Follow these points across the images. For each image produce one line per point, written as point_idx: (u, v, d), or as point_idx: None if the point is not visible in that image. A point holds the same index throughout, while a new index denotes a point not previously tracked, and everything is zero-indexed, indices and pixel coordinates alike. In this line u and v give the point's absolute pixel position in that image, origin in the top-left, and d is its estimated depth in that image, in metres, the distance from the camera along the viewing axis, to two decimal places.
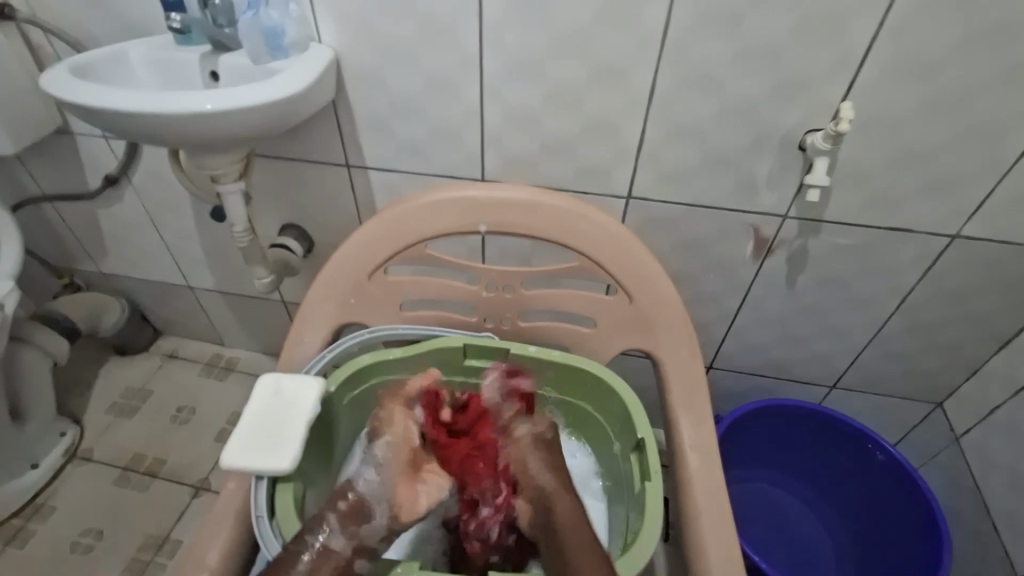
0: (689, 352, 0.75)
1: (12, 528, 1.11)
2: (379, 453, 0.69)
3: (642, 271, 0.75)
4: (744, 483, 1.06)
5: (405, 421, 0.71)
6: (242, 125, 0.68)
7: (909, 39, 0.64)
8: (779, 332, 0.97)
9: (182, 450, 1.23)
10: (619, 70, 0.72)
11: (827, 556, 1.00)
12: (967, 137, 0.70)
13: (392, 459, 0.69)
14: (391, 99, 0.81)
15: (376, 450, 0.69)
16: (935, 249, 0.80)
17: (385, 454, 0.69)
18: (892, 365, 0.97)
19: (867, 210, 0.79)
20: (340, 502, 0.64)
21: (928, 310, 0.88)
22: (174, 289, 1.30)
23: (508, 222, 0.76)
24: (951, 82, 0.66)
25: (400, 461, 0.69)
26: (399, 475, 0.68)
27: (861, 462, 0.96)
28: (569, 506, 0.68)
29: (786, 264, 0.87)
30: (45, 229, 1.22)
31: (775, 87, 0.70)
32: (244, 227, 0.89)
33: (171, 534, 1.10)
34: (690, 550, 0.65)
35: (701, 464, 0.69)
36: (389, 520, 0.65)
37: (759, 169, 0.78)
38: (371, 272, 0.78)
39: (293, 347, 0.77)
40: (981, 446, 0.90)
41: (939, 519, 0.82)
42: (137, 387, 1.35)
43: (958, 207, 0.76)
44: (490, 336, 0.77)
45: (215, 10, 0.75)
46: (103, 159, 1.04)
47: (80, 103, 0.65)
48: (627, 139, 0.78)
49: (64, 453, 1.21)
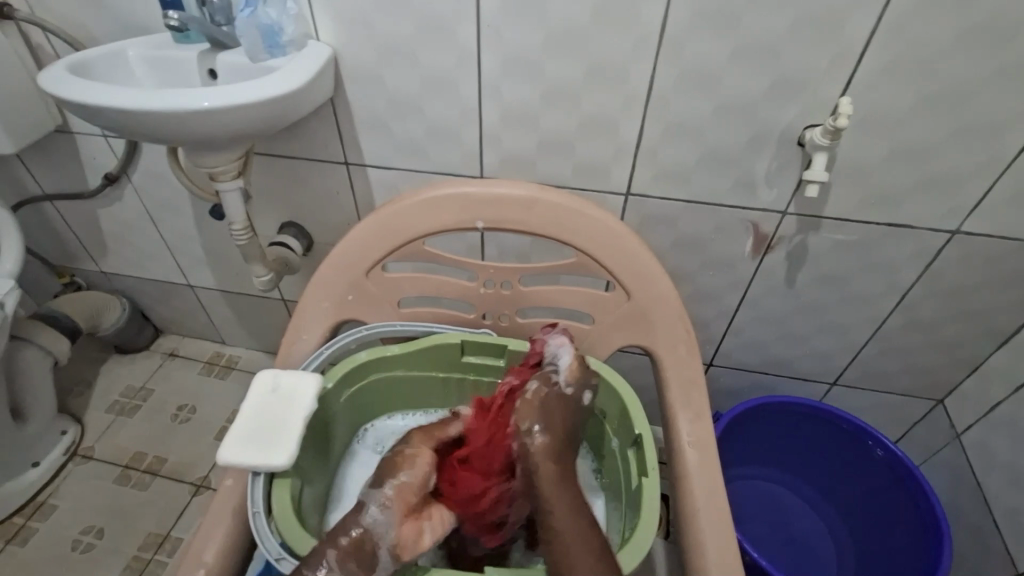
0: (688, 349, 0.74)
1: (13, 526, 1.11)
2: (387, 493, 0.64)
3: (640, 267, 0.75)
4: (743, 481, 1.06)
5: (421, 459, 0.69)
6: (240, 123, 0.68)
7: (907, 36, 0.63)
8: (779, 330, 0.97)
9: (183, 449, 1.23)
10: (617, 67, 0.72)
11: (827, 554, 0.99)
12: (967, 133, 0.69)
13: (398, 496, 0.64)
14: (389, 97, 0.81)
15: (383, 489, 0.64)
16: (934, 246, 0.80)
17: (393, 492, 0.64)
18: (893, 362, 0.96)
19: (866, 207, 0.78)
20: (342, 537, 0.59)
21: (927, 307, 0.87)
22: (175, 288, 1.30)
23: (506, 219, 0.76)
24: (949, 77, 0.65)
25: (407, 498, 0.65)
26: (404, 511, 0.64)
27: (860, 459, 0.96)
28: (565, 497, 0.62)
29: (785, 261, 0.87)
30: (45, 228, 1.22)
31: (773, 84, 0.70)
32: (243, 224, 0.89)
33: (171, 533, 1.10)
34: (687, 544, 0.65)
35: (699, 461, 0.68)
36: (391, 561, 0.60)
37: (757, 166, 0.78)
38: (368, 270, 0.78)
39: (290, 344, 0.77)
40: (982, 443, 0.90)
41: (940, 516, 0.82)
42: (137, 386, 1.35)
43: (958, 204, 0.75)
44: (488, 333, 0.77)
45: (212, 8, 0.76)
46: (102, 158, 1.04)
47: (79, 102, 0.65)
48: (625, 136, 0.78)
49: (64, 452, 1.21)
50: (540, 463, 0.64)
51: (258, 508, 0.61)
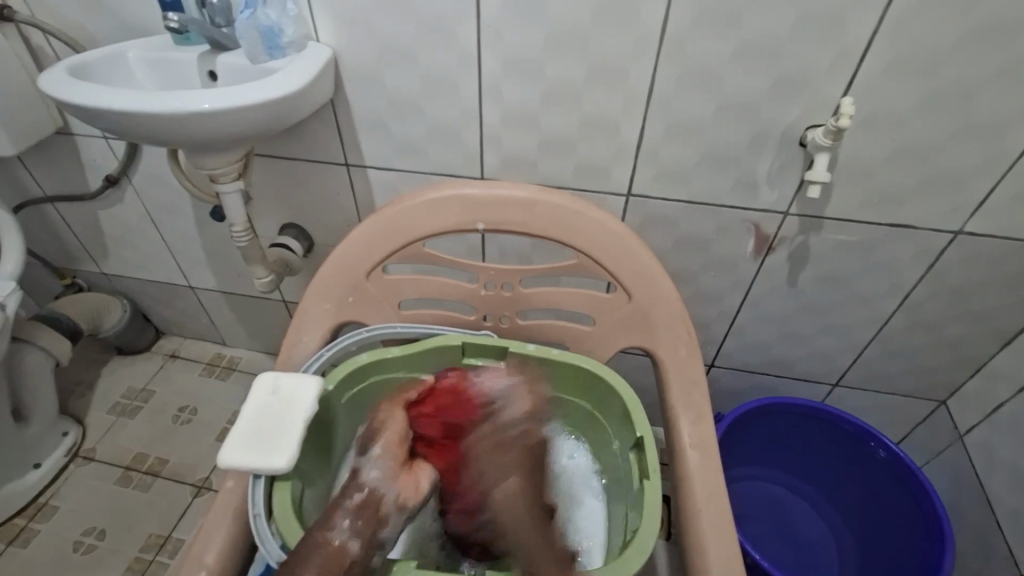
0: (689, 351, 0.74)
1: (15, 527, 1.11)
2: (376, 453, 0.68)
3: (641, 268, 0.75)
4: (745, 481, 1.06)
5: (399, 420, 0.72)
6: (240, 125, 0.68)
7: (910, 34, 0.63)
8: (781, 330, 0.97)
9: (185, 450, 1.23)
10: (617, 68, 0.72)
11: (829, 555, 0.99)
12: (969, 133, 0.69)
13: (388, 453, 0.68)
14: (389, 98, 0.80)
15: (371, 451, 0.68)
16: (937, 246, 0.80)
17: (381, 451, 0.68)
18: (895, 363, 0.96)
19: (868, 206, 0.78)
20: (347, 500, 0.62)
21: (930, 308, 0.87)
22: (176, 289, 1.30)
23: (506, 220, 0.75)
24: (952, 77, 0.65)
25: (397, 455, 0.69)
26: (396, 465, 0.68)
27: (863, 460, 0.95)
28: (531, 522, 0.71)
29: (786, 261, 0.87)
30: (46, 230, 1.22)
31: (775, 84, 0.69)
32: (243, 225, 0.88)
33: (172, 534, 1.10)
34: (689, 544, 0.65)
35: (700, 462, 0.68)
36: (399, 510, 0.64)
37: (759, 166, 0.77)
38: (368, 272, 0.78)
39: (290, 347, 0.77)
40: (984, 444, 0.89)
41: (943, 518, 0.81)
42: (139, 387, 1.35)
43: (961, 204, 0.75)
44: (488, 335, 0.77)
45: (212, 10, 0.76)
46: (103, 160, 1.04)
47: (79, 104, 0.65)
48: (626, 137, 0.78)
49: (66, 454, 1.21)
50: (512, 502, 0.72)
51: (258, 510, 0.61)
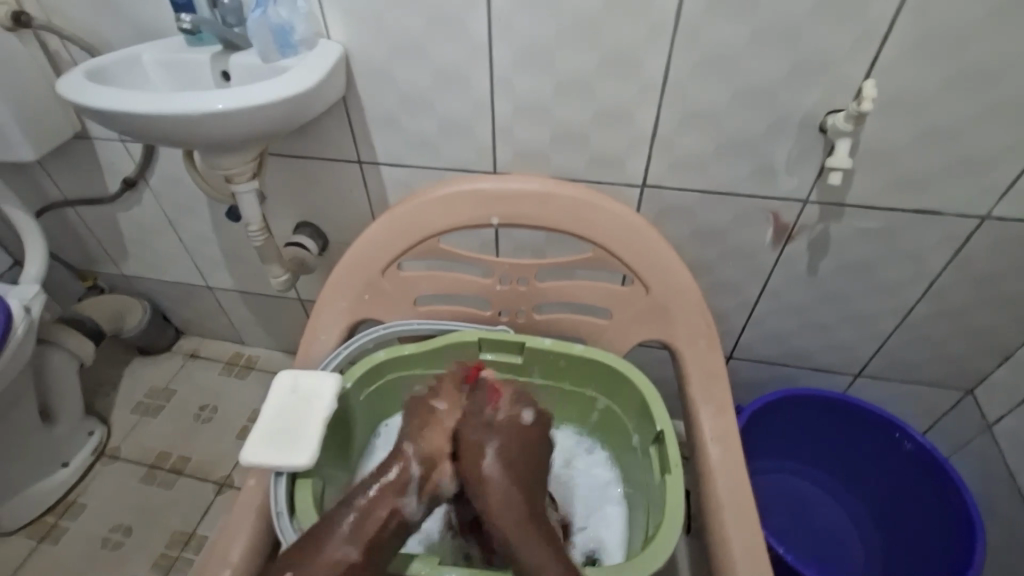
0: (708, 341, 0.73)
1: (45, 525, 1.14)
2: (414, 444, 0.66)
3: (661, 261, 0.74)
4: (764, 476, 1.04)
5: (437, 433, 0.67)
6: (254, 125, 0.68)
7: (936, 13, 0.61)
8: (801, 320, 0.95)
9: (206, 447, 1.25)
10: (632, 57, 0.71)
11: (854, 552, 0.97)
12: (998, 114, 0.67)
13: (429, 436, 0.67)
14: (401, 95, 0.80)
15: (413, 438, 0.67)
16: (965, 231, 0.77)
17: (428, 444, 0.66)
18: (919, 352, 0.94)
19: (891, 192, 0.76)
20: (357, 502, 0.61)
21: (956, 294, 0.85)
22: (194, 290, 1.31)
23: (521, 214, 0.75)
24: (979, 55, 0.63)
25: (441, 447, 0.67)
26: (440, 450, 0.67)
27: (888, 452, 0.94)
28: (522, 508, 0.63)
29: (807, 250, 0.85)
30: (67, 233, 1.24)
31: (793, 69, 0.68)
32: (259, 226, 0.89)
33: (197, 530, 1.12)
34: (712, 543, 0.64)
35: (723, 455, 0.67)
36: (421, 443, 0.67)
37: (778, 153, 0.76)
38: (384, 268, 0.78)
39: (308, 345, 0.77)
40: (1015, 433, 0.87)
41: (973, 509, 0.79)
42: (161, 387, 1.37)
43: (990, 187, 0.73)
44: (504, 330, 0.76)
45: (223, 10, 0.76)
46: (121, 163, 1.05)
47: (100, 111, 0.66)
48: (641, 126, 0.77)
49: (92, 452, 1.23)
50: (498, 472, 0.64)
51: (281, 508, 0.62)
